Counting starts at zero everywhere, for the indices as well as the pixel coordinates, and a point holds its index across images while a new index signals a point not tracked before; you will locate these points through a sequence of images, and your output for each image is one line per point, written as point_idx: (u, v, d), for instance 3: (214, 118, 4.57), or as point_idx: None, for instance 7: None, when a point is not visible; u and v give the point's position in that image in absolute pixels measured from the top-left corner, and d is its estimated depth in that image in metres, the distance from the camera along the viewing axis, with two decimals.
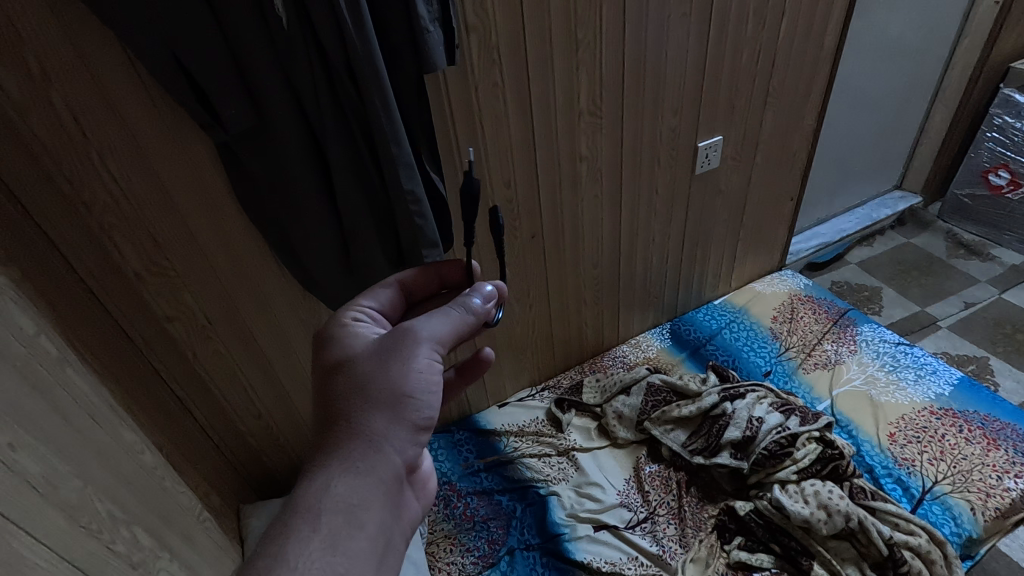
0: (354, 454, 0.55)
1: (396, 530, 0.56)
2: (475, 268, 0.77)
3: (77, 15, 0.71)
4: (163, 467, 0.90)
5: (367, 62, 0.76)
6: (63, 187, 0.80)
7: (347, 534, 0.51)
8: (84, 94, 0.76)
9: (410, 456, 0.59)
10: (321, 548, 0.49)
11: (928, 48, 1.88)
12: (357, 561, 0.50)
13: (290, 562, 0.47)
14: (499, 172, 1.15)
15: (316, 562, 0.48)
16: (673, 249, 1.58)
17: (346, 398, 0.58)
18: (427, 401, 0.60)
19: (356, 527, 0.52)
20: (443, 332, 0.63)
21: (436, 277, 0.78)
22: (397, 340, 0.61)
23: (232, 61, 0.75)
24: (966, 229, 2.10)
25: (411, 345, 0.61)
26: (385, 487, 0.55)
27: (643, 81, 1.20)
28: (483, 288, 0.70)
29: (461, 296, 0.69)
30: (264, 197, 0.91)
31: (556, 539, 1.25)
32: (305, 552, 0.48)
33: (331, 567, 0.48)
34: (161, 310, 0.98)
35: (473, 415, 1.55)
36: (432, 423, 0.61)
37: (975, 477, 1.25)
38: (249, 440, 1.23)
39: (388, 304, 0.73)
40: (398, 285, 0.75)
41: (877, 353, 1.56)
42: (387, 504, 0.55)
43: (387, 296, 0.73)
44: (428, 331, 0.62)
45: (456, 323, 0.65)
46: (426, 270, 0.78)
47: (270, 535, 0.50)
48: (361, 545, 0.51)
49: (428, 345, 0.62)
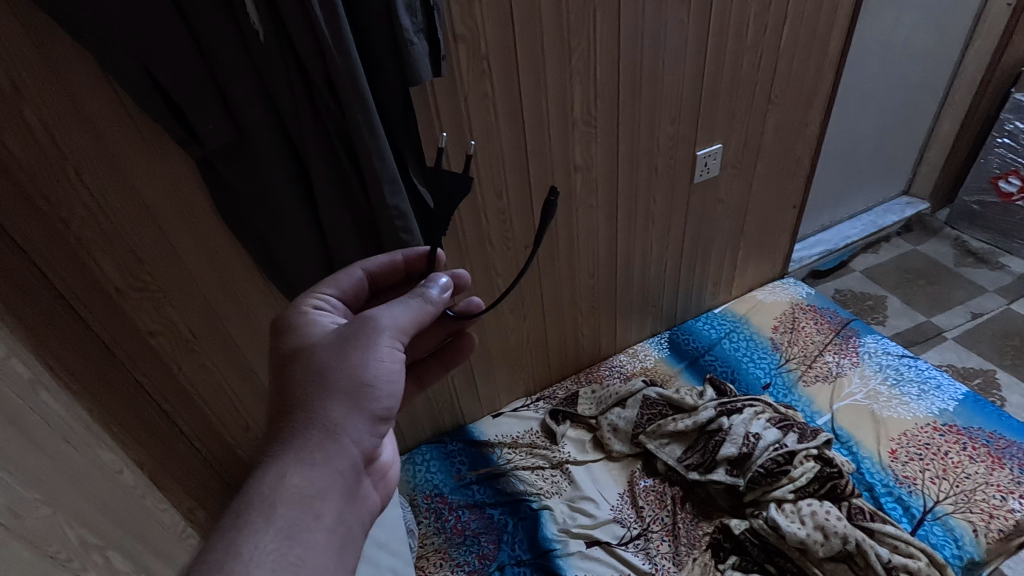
0: (313, 445, 0.54)
1: (355, 518, 0.54)
2: (439, 256, 0.76)
3: (49, 31, 0.69)
4: (143, 485, 0.90)
5: (348, 76, 0.73)
6: (40, 204, 0.79)
7: (302, 524, 0.49)
8: (59, 110, 0.74)
9: (368, 445, 0.58)
10: (277, 539, 0.47)
11: (937, 52, 1.83)
12: (314, 551, 0.49)
13: (244, 554, 0.45)
14: (490, 183, 1.12)
15: (271, 553, 0.46)
16: (672, 258, 1.55)
17: (303, 387, 0.57)
18: (388, 390, 0.60)
19: (313, 518, 0.50)
20: (401, 320, 0.62)
21: (402, 265, 0.77)
22: (356, 328, 0.60)
23: (206, 69, 0.72)
24: (974, 236, 2.05)
25: (371, 333, 0.60)
26: (342, 477, 0.54)
27: (639, 90, 1.17)
28: (439, 279, 0.69)
29: (418, 287, 0.68)
30: (245, 211, 0.89)
31: (547, 555, 1.23)
32: (261, 543, 0.47)
33: (288, 559, 0.47)
34: (143, 325, 0.96)
35: (466, 424, 1.53)
36: (392, 413, 0.61)
37: (978, 498, 1.21)
38: (238, 453, 1.22)
39: (351, 289, 0.72)
40: (364, 272, 0.74)
41: (880, 366, 1.53)
42: (344, 495, 0.54)
43: (351, 280, 0.72)
44: (387, 319, 0.61)
45: (413, 311, 0.64)
46: (392, 256, 0.76)
47: (222, 528, 0.48)
48: (319, 536, 0.50)
49: (387, 333, 0.61)
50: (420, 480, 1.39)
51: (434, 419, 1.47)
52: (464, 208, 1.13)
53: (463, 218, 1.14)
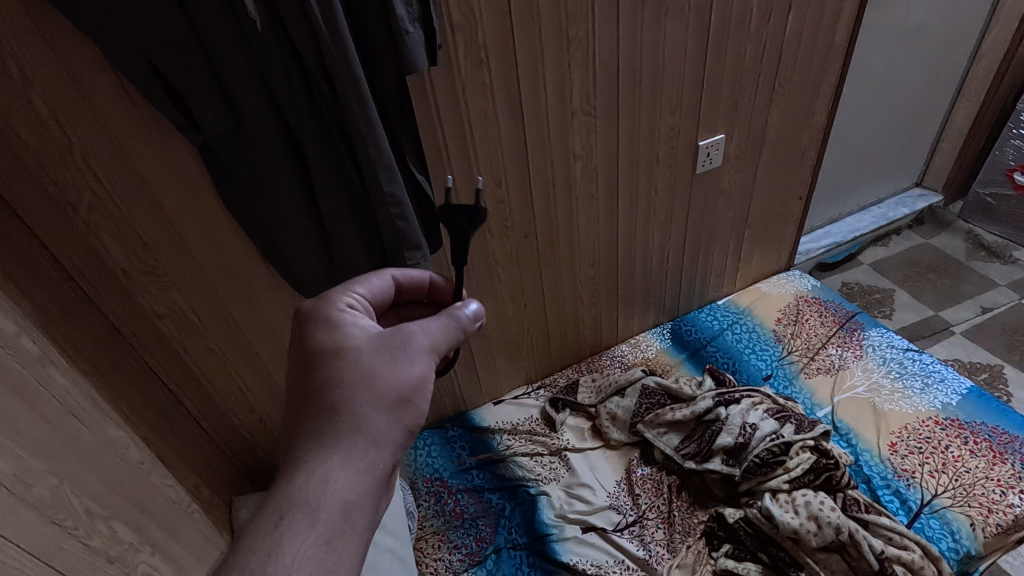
0: (340, 440, 0.56)
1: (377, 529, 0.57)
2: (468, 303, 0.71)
3: (55, 21, 0.72)
4: (149, 461, 0.92)
5: (342, 65, 0.74)
6: (50, 189, 0.82)
7: (341, 531, 0.52)
8: (67, 99, 0.77)
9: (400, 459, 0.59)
10: (317, 543, 0.50)
11: (952, 40, 1.80)
12: (347, 559, 0.51)
13: (285, 557, 0.48)
14: (487, 172, 1.14)
15: (311, 558, 0.49)
16: (674, 249, 1.55)
17: (319, 376, 0.59)
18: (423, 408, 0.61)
19: (349, 527, 0.53)
20: (433, 343, 0.64)
21: (428, 286, 0.77)
22: (396, 341, 0.62)
23: (209, 65, 0.74)
24: (988, 230, 2.01)
25: (412, 350, 0.62)
26: (377, 486, 0.56)
27: (639, 78, 1.17)
28: (474, 307, 0.70)
29: (453, 307, 0.69)
30: (244, 196, 0.92)
31: (543, 539, 1.25)
32: (300, 546, 0.49)
33: (326, 562, 0.49)
34: (150, 307, 1.00)
35: (467, 411, 1.55)
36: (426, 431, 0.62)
37: (977, 492, 1.21)
38: (242, 431, 1.27)
39: (380, 295, 0.71)
40: (393, 281, 0.74)
41: (884, 359, 1.51)
42: (375, 511, 0.55)
43: (380, 287, 0.72)
44: (422, 341, 0.63)
45: (441, 330, 0.65)
46: (421, 273, 0.77)
47: (260, 529, 0.50)
48: (353, 545, 0.52)
49: (424, 355, 0.62)
50: (420, 464, 1.42)
51: (436, 406, 1.50)
52: (463, 199, 1.15)
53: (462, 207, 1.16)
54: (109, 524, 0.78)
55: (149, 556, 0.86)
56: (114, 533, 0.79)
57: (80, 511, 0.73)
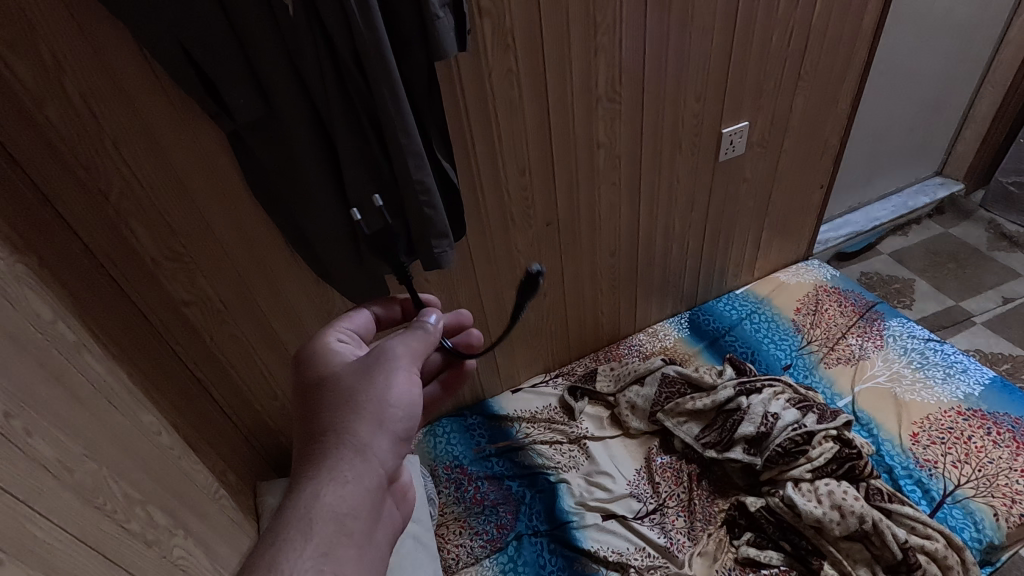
0: (370, 432, 0.56)
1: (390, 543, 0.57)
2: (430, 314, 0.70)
3: (85, 4, 0.71)
4: (180, 447, 0.93)
5: (374, 50, 0.73)
6: (81, 176, 0.83)
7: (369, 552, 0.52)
8: (99, 86, 0.77)
9: None
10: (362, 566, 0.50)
11: (980, 25, 1.76)
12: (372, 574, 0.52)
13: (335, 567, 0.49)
14: (512, 160, 1.13)
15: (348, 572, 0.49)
16: (694, 237, 1.54)
17: (355, 382, 0.59)
18: None
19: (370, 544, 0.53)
20: (402, 352, 0.63)
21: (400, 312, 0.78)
22: (376, 357, 0.61)
23: (240, 50, 0.74)
24: (1010, 220, 1.99)
25: (388, 364, 0.61)
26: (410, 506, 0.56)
27: (665, 62, 1.15)
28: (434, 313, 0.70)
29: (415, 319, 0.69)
30: (273, 183, 0.91)
31: (563, 526, 1.25)
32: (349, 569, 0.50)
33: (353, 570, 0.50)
34: (177, 294, 1.00)
35: (485, 399, 1.56)
36: None
37: (1000, 482, 1.20)
38: (266, 419, 1.28)
39: (364, 329, 0.72)
40: (371, 314, 0.74)
41: (905, 349, 1.50)
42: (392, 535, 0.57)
43: (363, 320, 0.72)
44: (397, 352, 0.62)
45: (416, 342, 0.65)
46: (393, 305, 0.78)
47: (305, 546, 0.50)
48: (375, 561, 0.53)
49: (402, 362, 0.62)
50: (439, 452, 1.42)
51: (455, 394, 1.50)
52: (487, 187, 1.14)
53: (485, 197, 1.16)
54: (146, 508, 0.79)
55: (182, 540, 0.87)
56: (151, 518, 0.80)
57: (119, 496, 0.74)
